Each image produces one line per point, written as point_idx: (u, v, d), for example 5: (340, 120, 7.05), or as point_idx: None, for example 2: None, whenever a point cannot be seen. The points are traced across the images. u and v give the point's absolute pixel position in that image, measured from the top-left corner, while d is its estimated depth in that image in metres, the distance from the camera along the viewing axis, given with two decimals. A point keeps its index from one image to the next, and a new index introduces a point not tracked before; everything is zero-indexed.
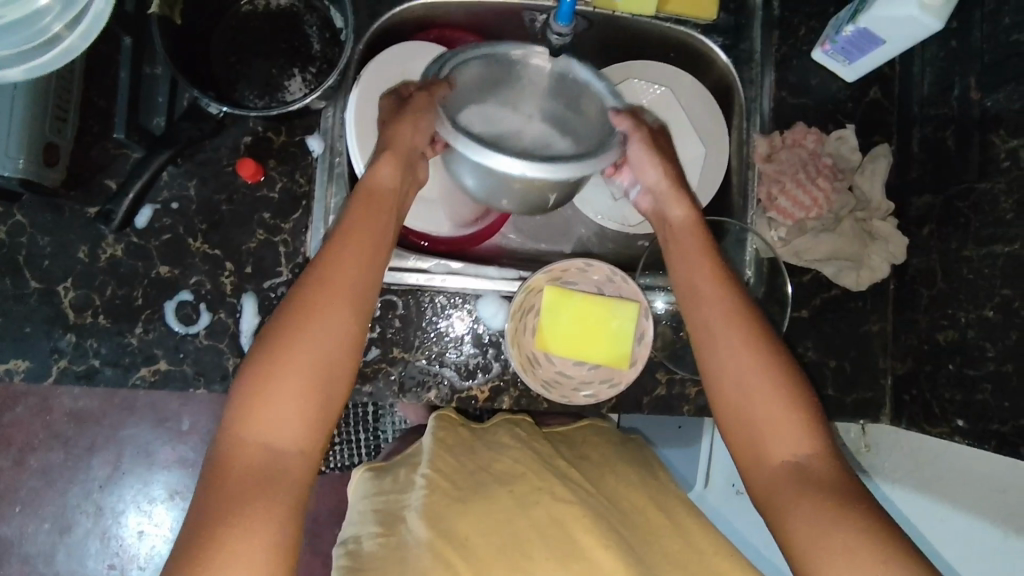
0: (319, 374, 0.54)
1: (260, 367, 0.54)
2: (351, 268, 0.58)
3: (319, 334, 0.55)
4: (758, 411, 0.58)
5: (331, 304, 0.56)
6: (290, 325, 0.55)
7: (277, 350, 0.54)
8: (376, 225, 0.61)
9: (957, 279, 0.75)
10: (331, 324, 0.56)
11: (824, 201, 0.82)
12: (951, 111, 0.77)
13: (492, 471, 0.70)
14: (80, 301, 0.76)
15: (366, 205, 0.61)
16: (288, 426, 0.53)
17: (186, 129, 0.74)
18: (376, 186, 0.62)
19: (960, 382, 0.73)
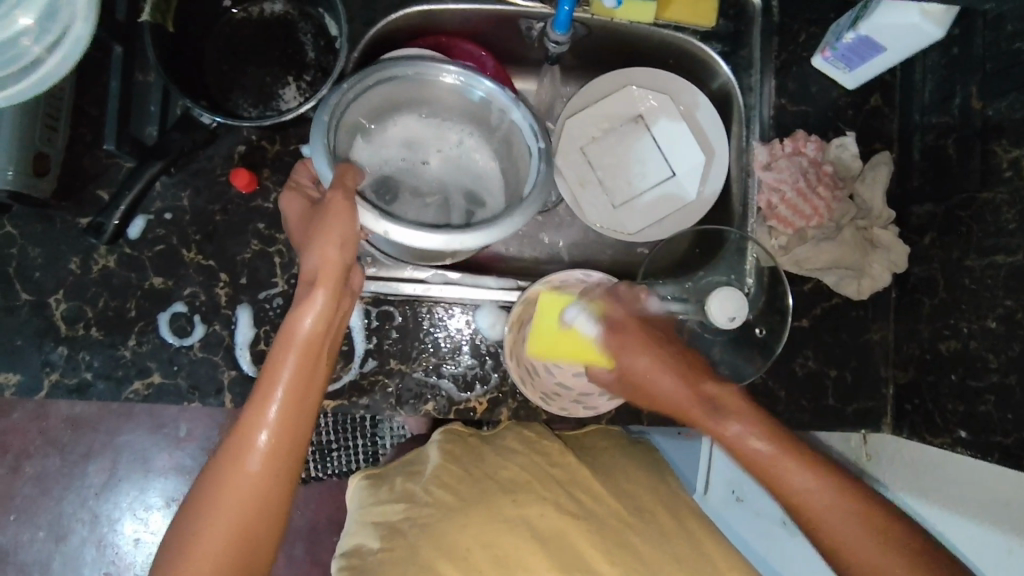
0: (235, 548, 0.54)
1: (180, 540, 0.54)
2: (271, 432, 0.56)
3: (236, 508, 0.54)
4: (800, 497, 0.62)
5: (248, 470, 0.55)
6: (209, 494, 0.54)
7: (197, 523, 0.54)
8: (305, 377, 0.58)
9: (959, 289, 0.74)
10: (245, 486, 0.54)
11: (825, 210, 0.81)
12: (952, 119, 0.76)
13: (497, 479, 0.70)
14: (72, 313, 0.74)
15: (290, 357, 0.57)
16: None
17: (177, 139, 0.73)
18: (301, 333, 0.58)
19: (963, 393, 0.72)
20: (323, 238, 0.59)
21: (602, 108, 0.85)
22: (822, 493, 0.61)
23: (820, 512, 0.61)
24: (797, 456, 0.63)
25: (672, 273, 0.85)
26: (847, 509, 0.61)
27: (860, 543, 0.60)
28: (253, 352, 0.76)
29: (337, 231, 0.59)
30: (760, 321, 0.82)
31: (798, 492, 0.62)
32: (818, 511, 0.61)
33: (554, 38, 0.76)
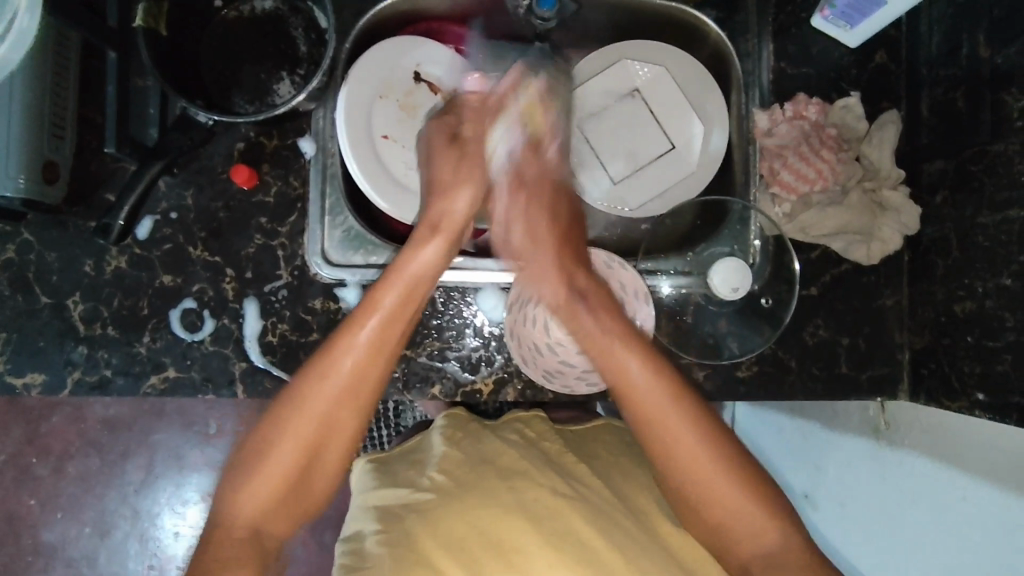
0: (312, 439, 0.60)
1: (264, 429, 0.61)
2: (362, 358, 0.61)
3: (318, 413, 0.60)
4: (695, 484, 0.63)
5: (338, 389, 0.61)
6: (319, 369, 0.61)
7: (284, 417, 0.60)
8: (399, 314, 0.63)
9: (973, 247, 0.71)
10: (322, 404, 0.61)
11: (829, 173, 0.79)
12: (960, 71, 0.73)
13: (498, 464, 0.71)
14: (89, 313, 0.77)
15: (384, 300, 0.63)
16: (272, 485, 0.60)
17: (176, 139, 0.75)
18: (408, 269, 0.64)
19: (980, 353, 0.70)
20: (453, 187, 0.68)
21: (596, 84, 0.82)
22: (715, 477, 0.62)
23: (681, 392, 0.64)
24: (692, 417, 0.63)
25: (676, 247, 0.84)
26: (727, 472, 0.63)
27: (730, 513, 0.62)
28: (261, 343, 0.78)
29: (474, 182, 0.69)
30: (764, 289, 0.82)
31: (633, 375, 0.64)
32: (719, 483, 0.62)
33: (540, 15, 0.77)
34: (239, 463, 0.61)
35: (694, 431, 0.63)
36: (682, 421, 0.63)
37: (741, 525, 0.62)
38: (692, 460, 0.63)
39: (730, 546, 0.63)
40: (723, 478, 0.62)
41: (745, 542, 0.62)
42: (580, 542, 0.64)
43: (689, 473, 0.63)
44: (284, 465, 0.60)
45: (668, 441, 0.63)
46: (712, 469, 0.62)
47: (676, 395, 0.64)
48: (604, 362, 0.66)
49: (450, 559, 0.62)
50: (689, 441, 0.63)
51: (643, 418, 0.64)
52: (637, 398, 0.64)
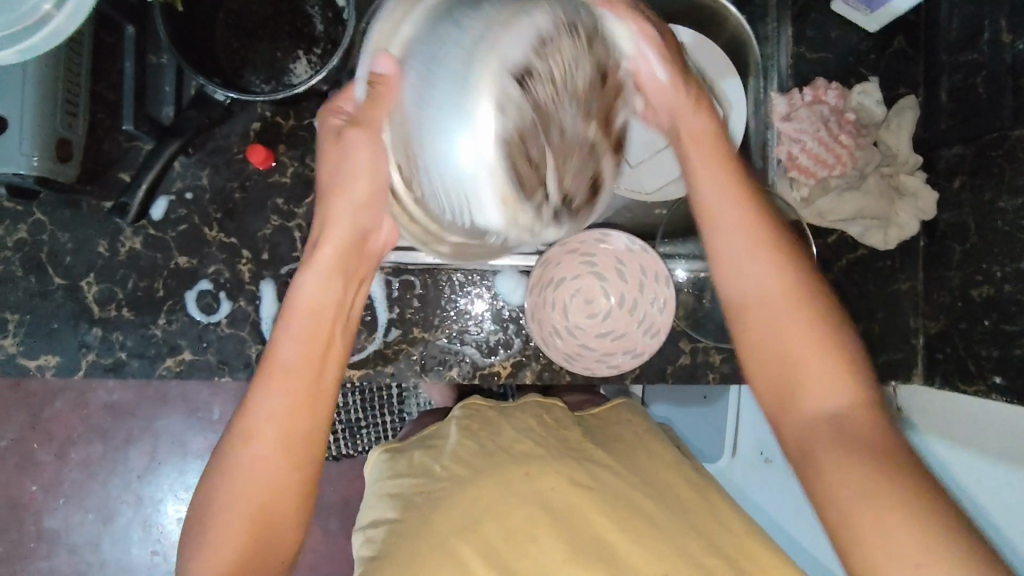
0: (255, 503, 0.53)
1: (193, 521, 0.53)
2: (283, 401, 0.54)
3: (250, 474, 0.53)
4: (778, 335, 0.54)
5: (266, 443, 0.54)
6: (237, 431, 0.54)
7: (206, 502, 0.53)
8: (313, 339, 0.56)
9: (991, 232, 0.72)
10: (252, 468, 0.53)
11: (848, 158, 0.80)
12: (981, 56, 0.73)
13: (513, 452, 0.69)
14: (104, 295, 0.77)
15: (291, 329, 0.56)
16: (224, 572, 0.51)
17: (192, 118, 0.73)
18: (310, 296, 0.56)
19: (996, 338, 0.71)
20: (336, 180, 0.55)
21: None
22: (830, 424, 0.51)
23: (827, 317, 0.54)
24: (841, 367, 0.52)
25: (692, 231, 0.83)
26: (843, 399, 0.52)
27: (837, 415, 0.51)
28: None
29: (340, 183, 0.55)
30: None
31: (728, 261, 0.56)
32: (844, 468, 0.50)
33: None
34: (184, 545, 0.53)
35: (823, 349, 0.52)
36: (802, 313, 0.53)
37: (845, 485, 0.49)
38: (784, 350, 0.53)
39: (831, 477, 0.50)
40: (834, 367, 0.52)
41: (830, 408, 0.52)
42: (599, 539, 0.65)
43: (782, 353, 0.53)
44: (221, 540, 0.52)
45: (794, 360, 0.53)
46: (818, 402, 0.52)
47: (794, 292, 0.54)
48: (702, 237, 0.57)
49: (470, 549, 0.62)
50: (821, 362, 0.52)
51: (738, 323, 0.56)
52: (761, 310, 0.55)
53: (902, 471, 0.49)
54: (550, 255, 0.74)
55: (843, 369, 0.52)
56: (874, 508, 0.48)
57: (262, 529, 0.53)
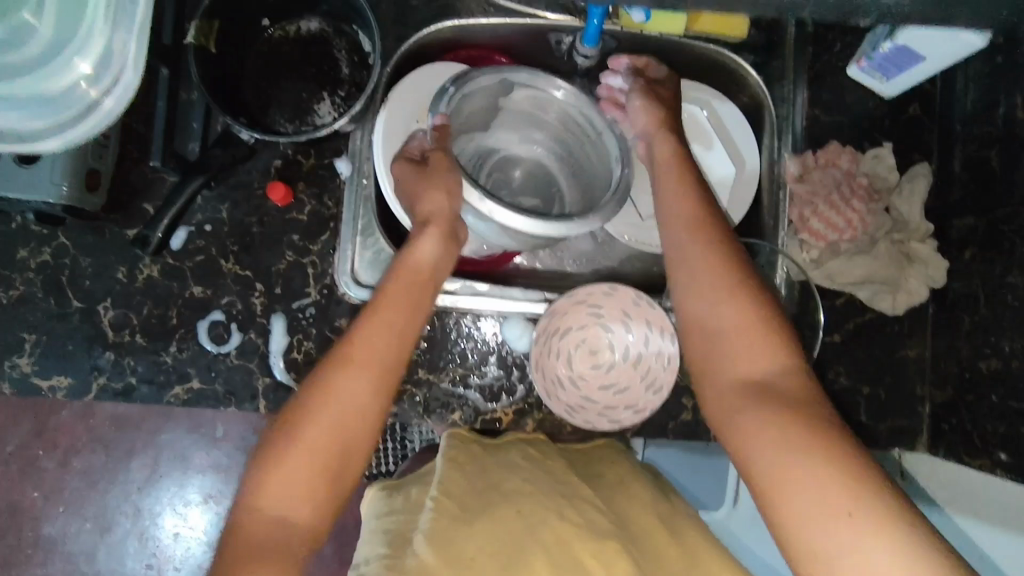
0: (349, 421, 0.55)
1: (289, 414, 0.55)
2: (386, 339, 0.58)
3: (353, 396, 0.55)
4: (715, 313, 0.57)
5: (364, 366, 0.56)
6: (345, 353, 0.57)
7: (305, 410, 0.54)
8: (412, 297, 0.62)
9: (1001, 306, 0.71)
10: (349, 394, 0.55)
11: (859, 223, 0.80)
12: (996, 130, 0.73)
13: (503, 489, 0.67)
14: (119, 320, 0.79)
15: (398, 279, 0.62)
16: (311, 474, 0.53)
17: (217, 155, 0.74)
18: (417, 257, 0.63)
19: (1003, 414, 0.70)
20: (429, 186, 0.64)
21: None
22: (749, 358, 0.55)
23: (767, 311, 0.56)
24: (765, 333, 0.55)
25: None
26: (799, 385, 0.53)
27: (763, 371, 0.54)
28: (286, 360, 0.79)
29: (443, 182, 0.64)
30: None
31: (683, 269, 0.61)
32: (807, 486, 0.48)
33: (583, 51, 0.79)
34: (264, 450, 0.54)
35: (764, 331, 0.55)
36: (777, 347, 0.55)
37: (775, 435, 0.51)
38: (734, 329, 0.56)
39: (751, 432, 0.52)
40: (766, 333, 0.55)
41: (768, 413, 0.52)
42: None
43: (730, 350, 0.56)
44: (309, 450, 0.53)
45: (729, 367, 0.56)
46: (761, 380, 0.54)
47: (739, 294, 0.57)
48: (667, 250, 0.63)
49: None
50: (761, 353, 0.55)
51: (692, 312, 0.59)
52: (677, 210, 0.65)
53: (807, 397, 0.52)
54: (555, 305, 0.76)
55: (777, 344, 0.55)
56: (808, 464, 0.48)
57: (343, 452, 0.54)
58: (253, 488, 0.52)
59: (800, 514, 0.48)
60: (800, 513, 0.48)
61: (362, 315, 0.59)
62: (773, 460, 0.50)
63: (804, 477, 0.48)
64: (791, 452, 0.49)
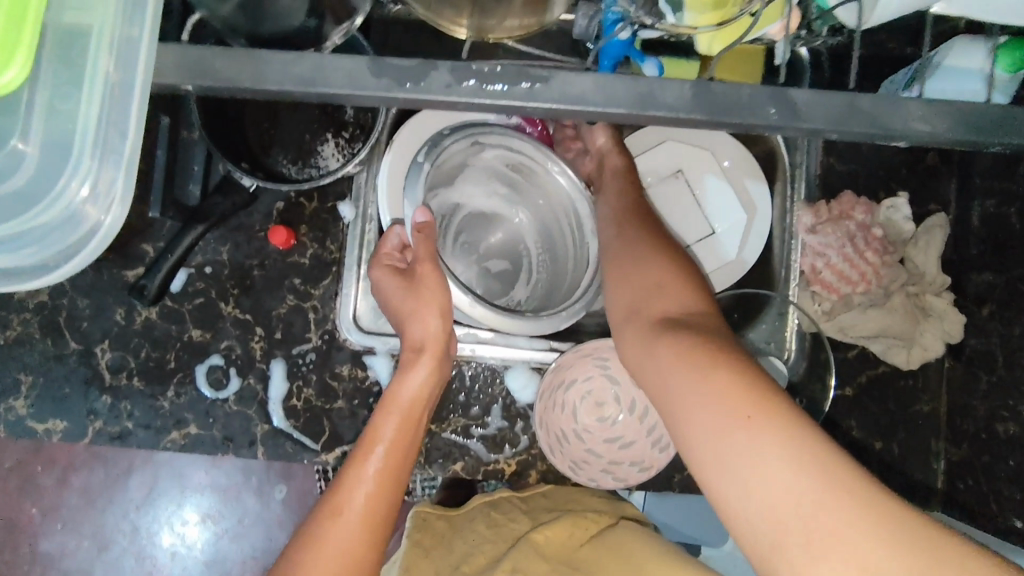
0: (353, 563, 0.53)
1: (286, 572, 0.53)
2: (374, 483, 0.56)
3: (343, 544, 0.53)
4: (633, 276, 0.57)
5: (357, 515, 0.55)
6: (337, 497, 0.55)
7: (297, 565, 0.52)
8: (407, 425, 0.61)
9: (1019, 369, 0.69)
10: (338, 540, 0.53)
11: (873, 276, 0.78)
12: (1016, 186, 0.71)
13: (461, 571, 0.64)
14: (116, 362, 0.77)
15: (391, 416, 0.60)
16: None
17: (219, 204, 0.73)
18: (403, 390, 0.62)
19: (1021, 481, 0.67)
20: (421, 310, 0.63)
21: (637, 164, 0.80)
22: (664, 301, 0.53)
23: (687, 269, 0.56)
24: (680, 283, 0.54)
25: None
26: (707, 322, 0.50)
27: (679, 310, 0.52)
28: (286, 406, 0.77)
29: (437, 301, 0.63)
30: (801, 388, 0.79)
31: (616, 255, 0.61)
32: (719, 423, 0.42)
33: None
34: None
35: (680, 280, 0.54)
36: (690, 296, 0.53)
37: (691, 380, 0.45)
38: (648, 283, 0.55)
39: (683, 397, 0.45)
40: (682, 287, 0.54)
41: (677, 355, 0.47)
42: None
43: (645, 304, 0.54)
44: None
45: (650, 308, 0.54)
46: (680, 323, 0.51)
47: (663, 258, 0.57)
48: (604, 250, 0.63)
49: None
50: (677, 290, 0.54)
51: (616, 287, 0.58)
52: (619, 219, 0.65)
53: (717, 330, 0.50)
54: (561, 358, 0.74)
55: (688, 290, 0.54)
56: (707, 385, 0.43)
57: None
58: None
59: (754, 476, 0.40)
60: (722, 453, 0.41)
61: (357, 452, 0.58)
62: (710, 419, 0.42)
63: (703, 403, 0.43)
64: (697, 385, 0.44)
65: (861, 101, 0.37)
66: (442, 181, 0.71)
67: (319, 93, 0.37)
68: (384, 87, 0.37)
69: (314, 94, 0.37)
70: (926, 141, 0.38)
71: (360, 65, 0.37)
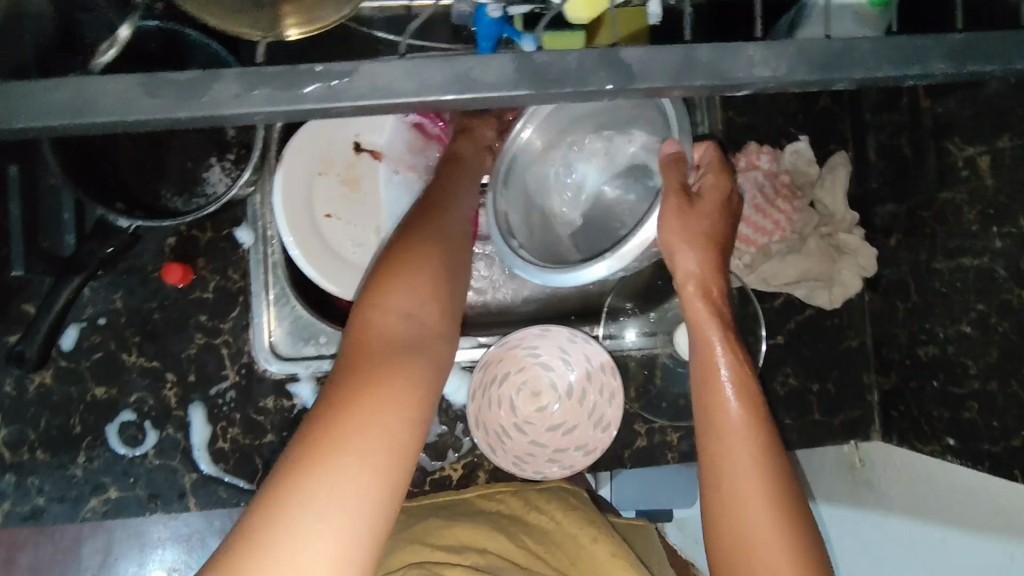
0: (454, 248, 0.58)
1: (396, 249, 0.56)
2: (459, 207, 0.63)
3: (450, 236, 0.59)
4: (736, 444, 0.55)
5: (451, 222, 0.61)
6: (427, 206, 0.62)
7: (403, 246, 0.56)
8: (466, 179, 0.68)
9: (930, 292, 0.71)
10: (443, 234, 0.58)
11: (786, 223, 0.79)
12: (903, 116, 0.72)
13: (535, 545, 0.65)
14: (14, 437, 0.71)
15: (452, 176, 0.68)
16: (426, 303, 0.53)
17: (94, 250, 0.66)
18: (459, 156, 0.72)
19: (946, 399, 0.70)
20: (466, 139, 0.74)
21: None
22: (750, 470, 0.54)
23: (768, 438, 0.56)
24: (763, 458, 0.55)
25: (641, 305, 0.80)
26: (777, 501, 0.53)
27: (761, 502, 0.53)
28: (212, 451, 0.72)
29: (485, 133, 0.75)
30: None
31: (710, 382, 0.58)
32: None
33: None
34: (377, 274, 0.54)
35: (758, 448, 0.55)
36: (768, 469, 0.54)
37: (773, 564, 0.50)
38: (738, 451, 0.55)
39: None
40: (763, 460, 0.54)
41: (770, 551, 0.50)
42: None
43: (734, 461, 0.54)
44: (429, 279, 0.54)
45: (733, 470, 0.54)
46: (767, 509, 0.52)
47: (755, 413, 0.57)
48: (700, 365, 0.60)
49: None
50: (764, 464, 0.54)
51: (708, 415, 0.57)
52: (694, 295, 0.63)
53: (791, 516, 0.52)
54: (489, 354, 0.72)
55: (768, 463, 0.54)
56: None
57: (450, 291, 0.56)
58: (378, 309, 0.51)
59: None
60: None
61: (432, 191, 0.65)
62: None
63: None
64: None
65: (696, 50, 0.31)
66: (521, 170, 0.73)
67: (90, 125, 0.29)
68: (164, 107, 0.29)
69: (83, 126, 0.29)
70: (767, 87, 0.32)
71: (131, 84, 0.29)
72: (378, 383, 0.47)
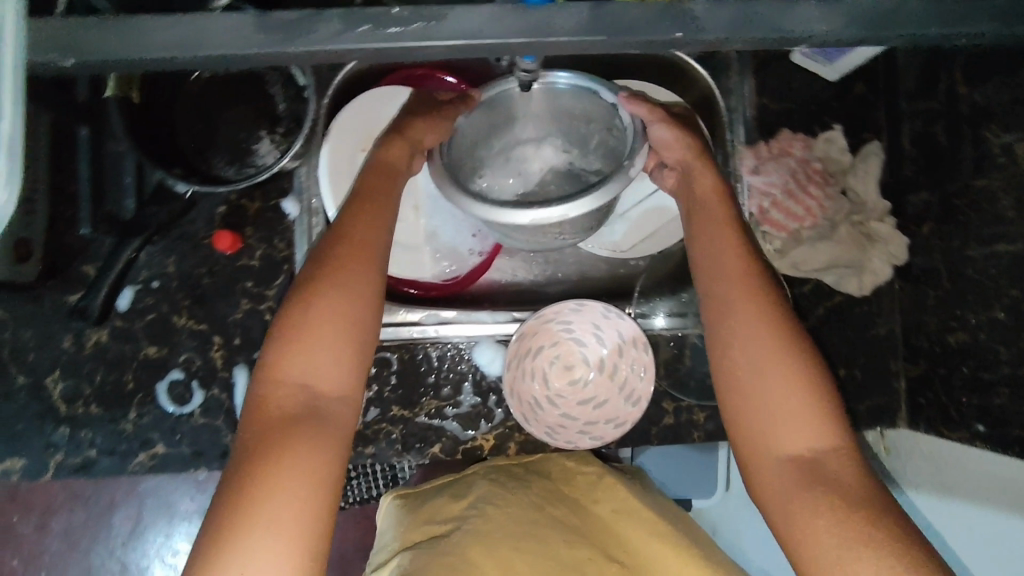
0: (365, 290, 0.55)
1: (298, 301, 0.53)
2: (371, 231, 0.58)
3: (354, 275, 0.55)
4: (767, 376, 0.53)
5: (361, 253, 0.56)
6: (336, 241, 0.57)
7: (303, 295, 0.53)
8: (389, 190, 0.61)
9: (962, 279, 0.71)
10: (353, 279, 0.54)
11: (817, 210, 0.81)
12: (939, 104, 0.73)
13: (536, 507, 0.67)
14: (70, 391, 0.74)
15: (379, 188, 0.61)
16: (327, 353, 0.52)
17: (154, 213, 0.71)
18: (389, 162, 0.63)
19: (976, 385, 0.70)
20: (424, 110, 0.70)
21: None
22: (790, 403, 0.52)
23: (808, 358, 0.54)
24: (801, 390, 0.53)
25: (671, 286, 0.82)
26: (818, 427, 0.51)
27: (802, 431, 0.51)
28: None
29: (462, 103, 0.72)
30: None
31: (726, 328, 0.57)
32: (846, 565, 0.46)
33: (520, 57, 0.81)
34: (283, 336, 0.52)
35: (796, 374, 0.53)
36: (807, 391, 0.52)
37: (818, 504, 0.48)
38: (770, 386, 0.53)
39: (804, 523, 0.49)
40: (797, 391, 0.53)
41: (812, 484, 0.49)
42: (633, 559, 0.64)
43: (761, 406, 0.53)
44: (330, 335, 0.52)
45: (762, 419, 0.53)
46: (807, 444, 0.51)
47: (782, 345, 0.54)
48: (715, 317, 0.58)
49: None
50: (799, 400, 0.52)
51: (729, 367, 0.56)
52: (716, 260, 0.60)
53: (831, 438, 0.51)
54: (526, 327, 0.74)
55: (805, 388, 0.53)
56: (844, 539, 0.46)
57: (357, 336, 0.53)
58: (288, 371, 0.51)
59: None
60: None
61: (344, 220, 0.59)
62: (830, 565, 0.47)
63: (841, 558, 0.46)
64: (819, 520, 0.48)
65: (757, 8, 0.34)
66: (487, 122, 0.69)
67: (211, 56, 0.34)
68: (271, 43, 0.33)
69: (205, 58, 0.34)
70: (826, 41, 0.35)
71: (239, 23, 0.33)
72: (273, 473, 0.47)
